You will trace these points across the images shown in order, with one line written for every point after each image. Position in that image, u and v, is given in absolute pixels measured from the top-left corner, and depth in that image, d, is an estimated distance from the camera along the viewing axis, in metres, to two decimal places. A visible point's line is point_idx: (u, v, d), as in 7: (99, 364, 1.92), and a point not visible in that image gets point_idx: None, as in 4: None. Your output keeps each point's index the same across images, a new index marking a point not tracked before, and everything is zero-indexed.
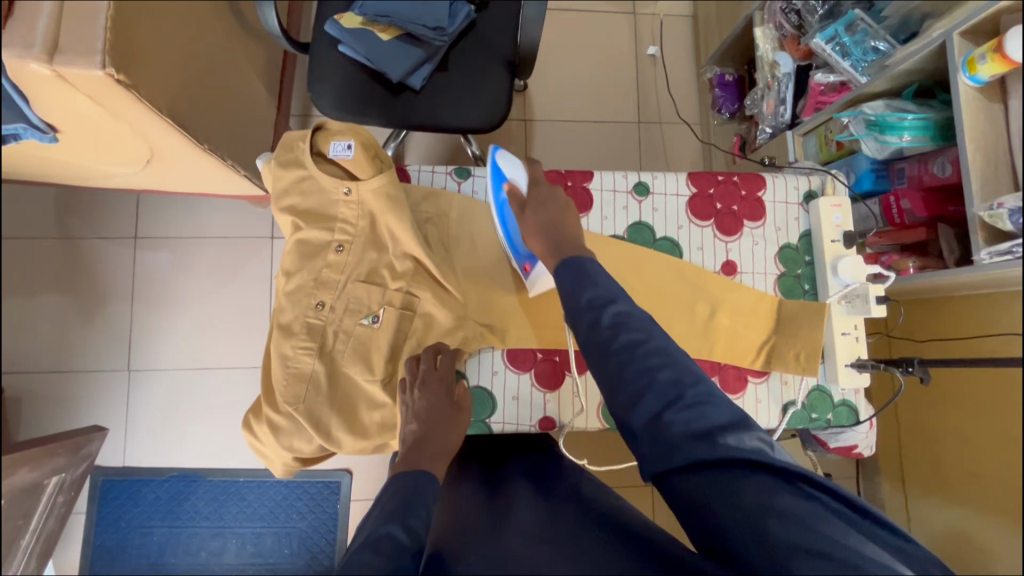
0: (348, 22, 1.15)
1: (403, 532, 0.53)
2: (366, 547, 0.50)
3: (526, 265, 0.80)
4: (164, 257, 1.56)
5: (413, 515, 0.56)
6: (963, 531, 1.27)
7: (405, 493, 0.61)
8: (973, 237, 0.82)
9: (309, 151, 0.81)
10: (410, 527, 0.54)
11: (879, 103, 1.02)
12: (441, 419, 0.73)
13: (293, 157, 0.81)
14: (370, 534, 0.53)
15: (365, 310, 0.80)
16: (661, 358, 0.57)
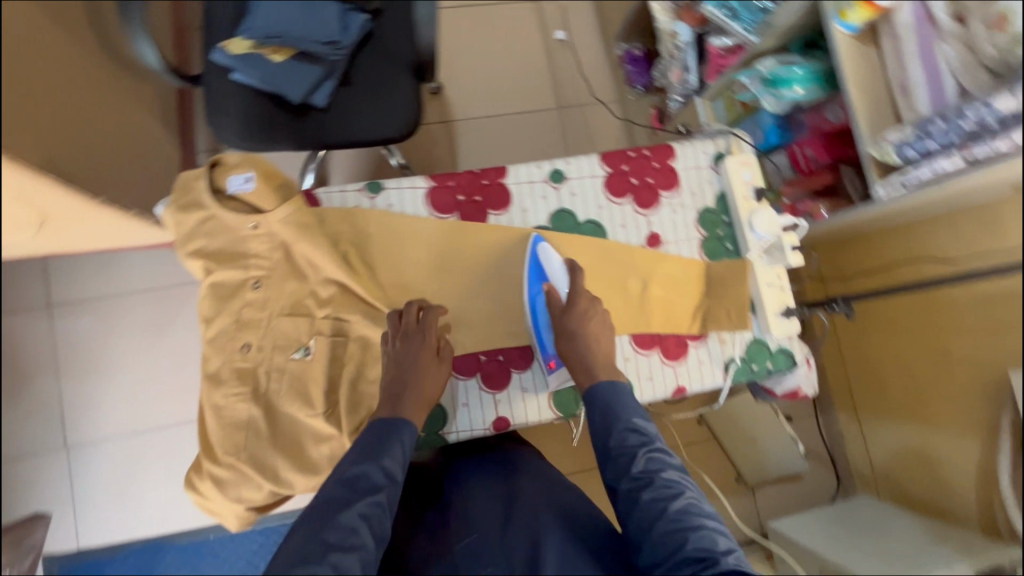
0: (236, 48, 1.10)
1: (375, 478, 0.60)
2: (340, 490, 0.59)
3: (550, 361, 0.80)
4: (86, 322, 1.46)
5: (385, 457, 0.63)
6: (915, 445, 1.37)
7: (382, 435, 0.65)
8: (868, 173, 0.87)
9: (208, 187, 0.76)
10: (383, 471, 0.61)
11: (771, 60, 1.07)
12: (423, 371, 0.71)
13: (191, 198, 0.77)
14: (348, 478, 0.60)
15: (295, 344, 0.77)
16: (687, 519, 0.59)
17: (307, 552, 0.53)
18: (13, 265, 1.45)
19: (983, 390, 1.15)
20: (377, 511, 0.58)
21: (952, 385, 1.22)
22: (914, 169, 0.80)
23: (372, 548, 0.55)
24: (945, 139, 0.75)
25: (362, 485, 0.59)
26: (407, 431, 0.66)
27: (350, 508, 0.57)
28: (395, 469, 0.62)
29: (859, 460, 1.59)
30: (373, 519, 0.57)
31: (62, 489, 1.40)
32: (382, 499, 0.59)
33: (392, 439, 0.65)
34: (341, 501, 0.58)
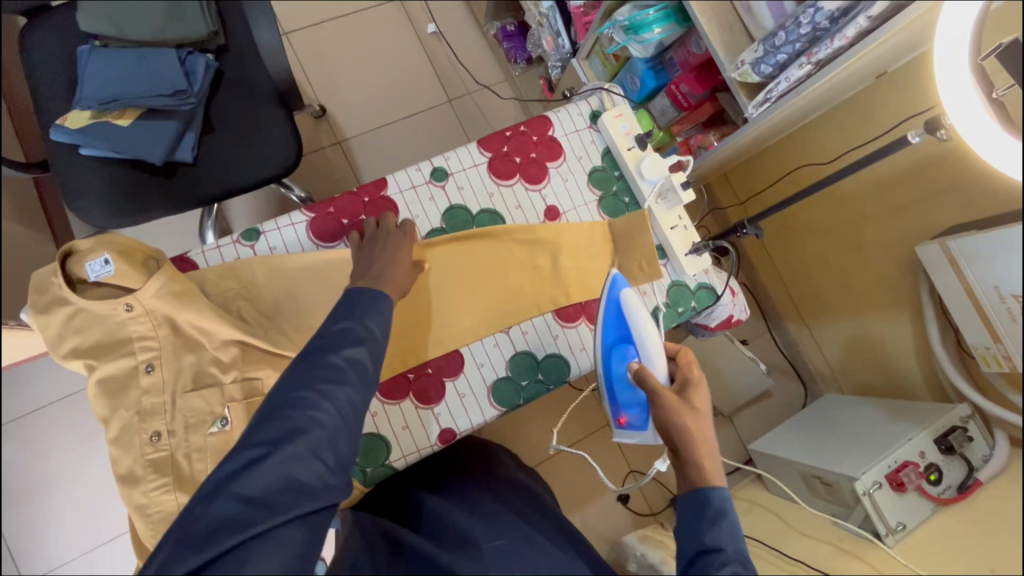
0: (74, 122, 1.01)
1: (354, 335, 0.60)
2: (323, 341, 0.59)
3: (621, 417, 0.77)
4: (7, 449, 1.35)
5: (363, 317, 0.62)
6: (859, 335, 1.44)
7: (360, 302, 0.64)
8: (738, 96, 0.89)
9: (64, 279, 0.69)
10: (366, 327, 0.62)
11: (627, 7, 1.05)
12: (399, 260, 0.72)
13: (48, 296, 0.69)
14: (332, 332, 0.60)
15: (210, 416, 0.73)
16: None
17: (294, 383, 0.55)
18: None
19: (901, 267, 1.22)
20: (363, 357, 0.59)
21: (875, 270, 1.28)
22: (773, 83, 0.82)
23: (359, 383, 0.58)
24: (791, 49, 0.77)
25: (346, 336, 0.60)
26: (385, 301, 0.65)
27: (334, 355, 0.58)
28: (376, 327, 0.62)
29: (817, 361, 1.66)
30: (358, 364, 0.59)
31: None
32: (366, 349, 0.60)
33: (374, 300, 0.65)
34: (325, 348, 0.58)
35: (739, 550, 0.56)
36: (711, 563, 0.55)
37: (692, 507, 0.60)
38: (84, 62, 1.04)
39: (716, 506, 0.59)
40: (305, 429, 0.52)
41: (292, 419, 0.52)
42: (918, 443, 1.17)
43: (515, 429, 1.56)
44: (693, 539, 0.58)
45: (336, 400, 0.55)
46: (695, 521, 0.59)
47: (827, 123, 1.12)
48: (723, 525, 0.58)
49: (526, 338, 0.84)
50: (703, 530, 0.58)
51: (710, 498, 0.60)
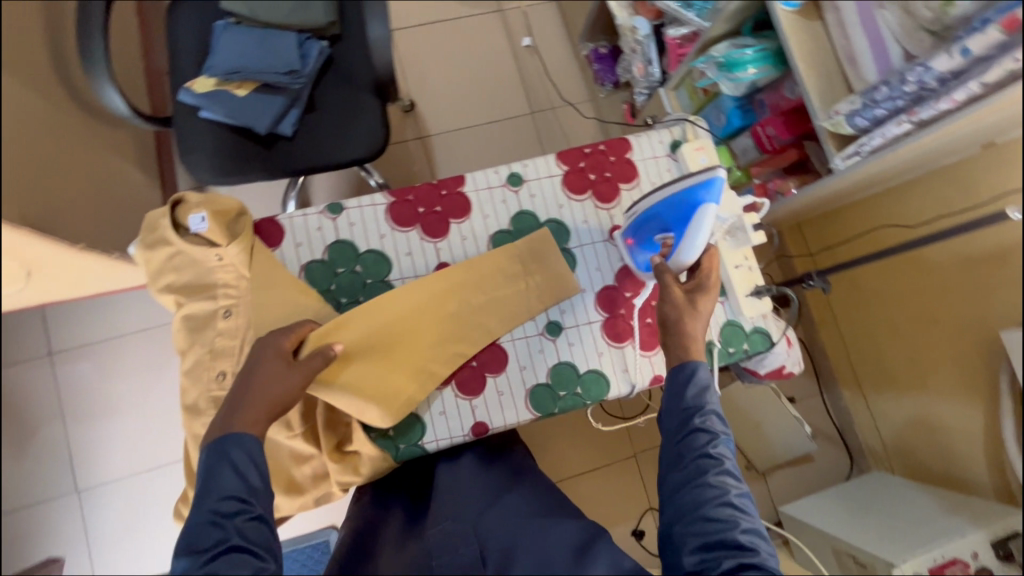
0: (200, 86, 1.13)
1: (220, 526, 0.55)
2: (188, 558, 0.54)
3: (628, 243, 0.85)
4: (88, 366, 1.51)
5: (217, 492, 0.57)
6: (921, 415, 1.34)
7: (222, 452, 0.59)
8: (826, 146, 0.88)
9: (171, 227, 0.78)
10: (233, 463, 0.59)
11: (724, 44, 1.07)
12: (266, 372, 0.66)
13: (156, 235, 0.78)
14: (190, 544, 0.55)
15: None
16: (713, 515, 0.58)
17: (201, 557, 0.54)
18: (12, 318, 1.50)
19: (979, 351, 1.12)
20: (235, 554, 0.54)
21: (949, 350, 1.19)
22: (867, 137, 0.80)
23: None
24: (892, 105, 0.75)
25: (206, 545, 0.54)
26: (242, 442, 0.60)
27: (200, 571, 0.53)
28: (242, 454, 0.60)
29: (871, 438, 1.57)
30: (234, 563, 0.54)
31: (76, 533, 1.45)
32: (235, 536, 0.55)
33: (225, 460, 0.59)
34: (194, 566, 0.54)
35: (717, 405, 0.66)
36: (690, 414, 0.66)
37: (677, 381, 0.69)
38: (218, 35, 1.16)
39: (698, 376, 0.68)
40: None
41: None
42: (971, 543, 1.09)
43: (540, 441, 1.56)
44: (675, 406, 0.67)
45: (249, 537, 0.56)
46: (676, 391, 0.68)
47: (919, 186, 1.07)
48: (703, 391, 0.67)
49: (571, 349, 0.85)
50: (684, 398, 0.67)
51: (689, 373, 0.68)
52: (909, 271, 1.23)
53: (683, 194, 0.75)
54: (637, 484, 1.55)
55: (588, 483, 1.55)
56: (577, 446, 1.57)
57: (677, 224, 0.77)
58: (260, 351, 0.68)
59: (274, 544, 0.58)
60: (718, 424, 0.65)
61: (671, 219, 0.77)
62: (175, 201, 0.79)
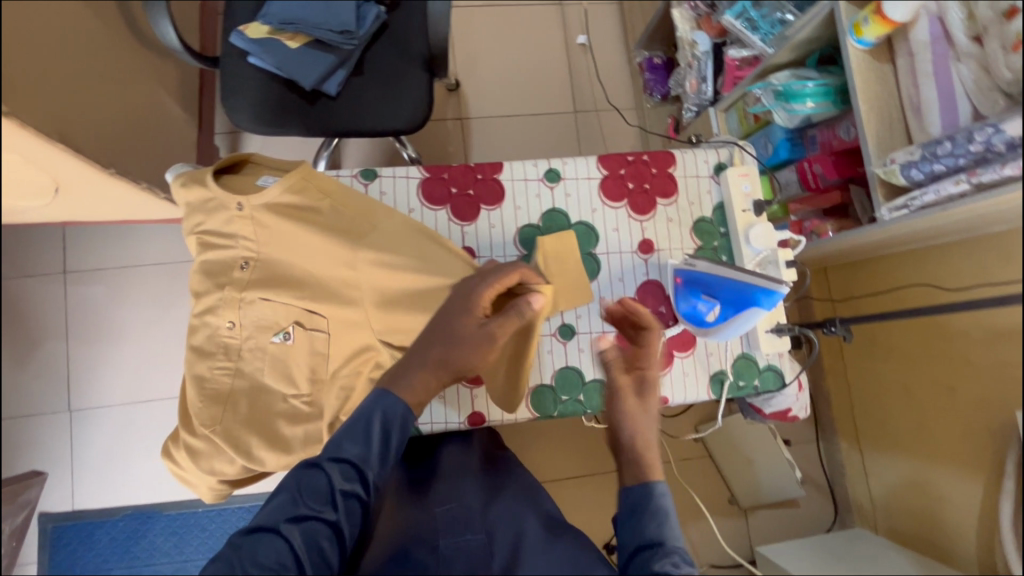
0: (254, 32, 1.12)
1: (332, 486, 0.59)
2: (291, 497, 0.58)
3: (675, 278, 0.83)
4: (99, 290, 1.53)
5: (345, 449, 0.61)
6: (912, 482, 1.30)
7: (374, 408, 0.63)
8: (874, 194, 0.86)
9: (213, 176, 0.77)
10: (373, 431, 0.62)
11: (785, 74, 1.05)
12: (456, 326, 0.68)
13: (198, 174, 0.77)
14: (297, 488, 0.59)
15: (275, 327, 0.79)
16: None
17: (297, 506, 0.58)
18: (32, 231, 1.52)
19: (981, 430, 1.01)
20: (326, 524, 0.58)
21: (953, 421, 1.09)
22: (919, 192, 0.78)
23: (312, 554, 0.56)
24: (953, 163, 0.73)
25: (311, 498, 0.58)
26: (393, 406, 0.64)
27: (293, 519, 0.57)
28: (387, 434, 0.62)
29: (861, 493, 1.56)
30: (314, 531, 0.57)
31: (61, 450, 1.48)
32: (337, 507, 0.59)
33: (368, 424, 0.63)
34: (290, 509, 0.57)
35: (675, 538, 0.57)
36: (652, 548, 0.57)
37: (631, 506, 0.61)
38: None
39: (662, 499, 0.61)
40: (309, 551, 0.56)
41: (295, 543, 0.56)
42: None
43: (529, 439, 1.56)
44: (632, 530, 0.60)
45: (339, 514, 0.59)
46: (635, 515, 0.61)
47: (932, 257, 0.98)
48: (662, 516, 0.59)
49: (580, 355, 0.84)
50: (645, 521, 0.60)
51: (652, 491, 0.61)
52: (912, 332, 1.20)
53: (751, 288, 0.75)
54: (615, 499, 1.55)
55: (569, 489, 1.54)
56: (562, 453, 1.56)
57: (729, 302, 0.78)
58: (463, 292, 0.70)
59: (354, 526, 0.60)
60: (680, 563, 0.56)
61: (723, 296, 0.79)
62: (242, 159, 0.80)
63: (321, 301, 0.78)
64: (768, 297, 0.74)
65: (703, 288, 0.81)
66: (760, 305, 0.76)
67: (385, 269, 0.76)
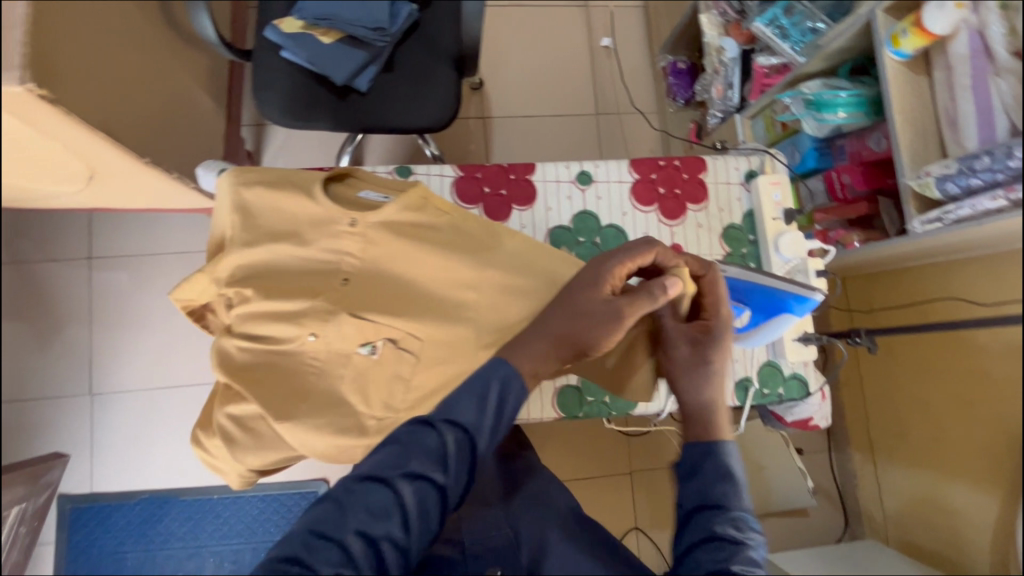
0: (288, 27, 1.13)
1: (445, 446, 0.57)
2: (403, 451, 0.57)
3: None
4: (122, 276, 1.56)
5: (460, 415, 0.58)
6: (927, 495, 1.30)
7: (495, 380, 0.60)
8: (906, 206, 0.86)
9: (254, 176, 0.79)
10: (488, 399, 0.59)
11: (817, 82, 1.05)
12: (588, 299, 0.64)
13: (244, 178, 0.80)
14: (409, 442, 0.57)
15: (361, 340, 0.76)
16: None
17: (407, 461, 0.56)
18: (59, 215, 1.54)
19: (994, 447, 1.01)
20: (436, 485, 0.56)
21: (970, 437, 1.08)
22: (953, 206, 0.78)
23: (419, 513, 0.55)
24: (992, 177, 0.73)
25: (423, 456, 0.56)
26: (515, 384, 0.61)
27: (405, 474, 0.55)
28: (504, 404, 0.59)
29: (873, 506, 1.56)
30: (422, 490, 0.55)
31: (81, 433, 1.50)
32: (450, 473, 0.57)
33: (486, 389, 0.60)
34: (401, 464, 0.56)
35: (741, 505, 0.59)
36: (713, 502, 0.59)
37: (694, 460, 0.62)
38: None
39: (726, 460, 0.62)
40: (413, 510, 0.55)
41: (404, 499, 0.54)
42: None
43: (542, 439, 1.57)
44: (694, 486, 0.61)
45: (447, 476, 0.57)
46: (697, 470, 0.62)
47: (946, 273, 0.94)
48: (724, 473, 0.61)
49: None
50: (706, 477, 0.61)
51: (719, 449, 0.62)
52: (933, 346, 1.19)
53: (783, 295, 0.73)
54: (626, 501, 1.56)
55: (580, 490, 1.55)
56: (574, 453, 1.57)
57: (760, 307, 0.77)
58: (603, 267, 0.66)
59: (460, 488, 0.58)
60: (741, 527, 0.58)
61: (753, 303, 0.77)
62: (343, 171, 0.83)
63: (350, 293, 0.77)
64: (804, 303, 0.73)
65: (732, 294, 0.78)
66: (793, 312, 0.75)
67: (419, 267, 0.77)
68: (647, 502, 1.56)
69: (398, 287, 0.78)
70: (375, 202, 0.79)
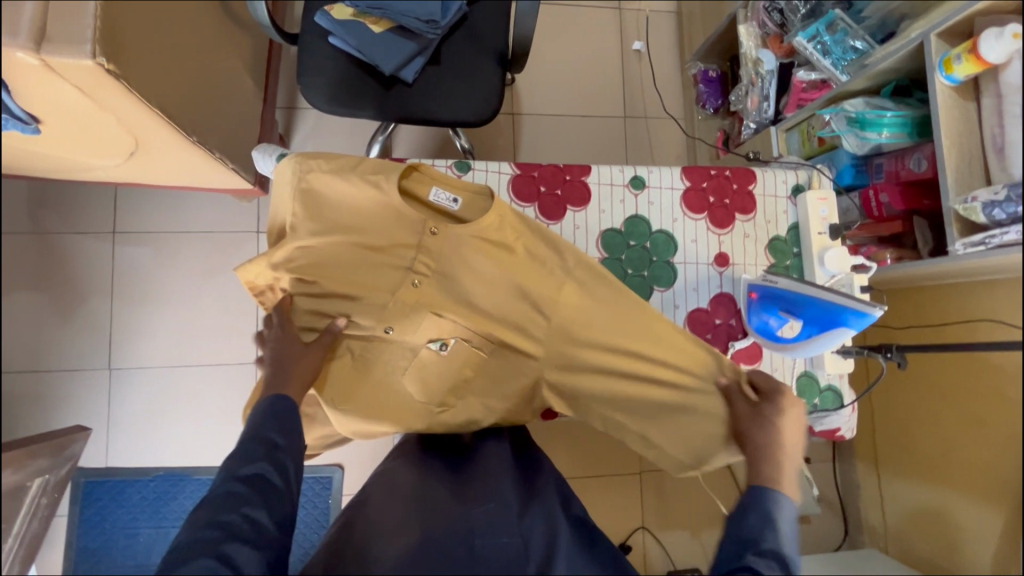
0: (338, 13, 1.14)
1: (263, 450, 0.66)
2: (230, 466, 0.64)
3: (750, 292, 0.85)
4: (145, 251, 1.55)
5: (271, 428, 0.69)
6: (932, 509, 1.34)
7: (280, 409, 0.72)
8: (950, 228, 0.88)
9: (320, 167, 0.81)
10: (281, 418, 0.71)
11: (859, 101, 1.07)
12: (290, 353, 0.79)
13: (308, 164, 0.81)
14: (241, 451, 0.66)
15: (433, 336, 0.84)
16: None
17: (241, 464, 0.64)
18: (83, 186, 1.53)
19: (997, 464, 1.05)
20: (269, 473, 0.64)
21: (977, 454, 1.13)
22: (999, 230, 0.80)
23: (266, 498, 0.62)
24: None
25: (246, 461, 0.65)
26: (284, 400, 0.73)
27: (236, 475, 0.63)
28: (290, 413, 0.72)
29: (874, 516, 1.60)
30: (257, 481, 0.63)
31: (98, 407, 1.49)
32: (274, 461, 0.66)
33: (282, 411, 0.72)
34: (230, 470, 0.64)
35: (776, 544, 0.63)
36: (751, 544, 0.63)
37: (751, 505, 0.67)
38: None
39: (768, 506, 0.66)
40: (257, 497, 0.62)
41: (245, 489, 0.62)
42: None
43: (557, 437, 1.58)
44: (736, 527, 0.66)
45: (275, 471, 0.65)
46: (741, 511, 0.67)
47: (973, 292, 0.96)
48: (763, 517, 0.65)
49: None
50: (745, 520, 0.66)
51: (769, 497, 0.67)
52: (948, 364, 1.23)
53: (835, 307, 0.75)
54: (635, 501, 1.58)
55: (592, 488, 1.57)
56: (587, 452, 1.59)
57: (808, 319, 0.79)
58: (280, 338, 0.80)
59: (289, 476, 0.67)
60: (772, 567, 0.61)
61: (804, 315, 0.80)
62: (411, 165, 0.81)
63: (420, 293, 0.83)
64: (857, 317, 0.74)
65: (779, 303, 0.81)
66: (848, 326, 0.76)
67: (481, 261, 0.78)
68: (655, 502, 1.59)
69: (460, 276, 0.83)
70: (445, 207, 0.81)
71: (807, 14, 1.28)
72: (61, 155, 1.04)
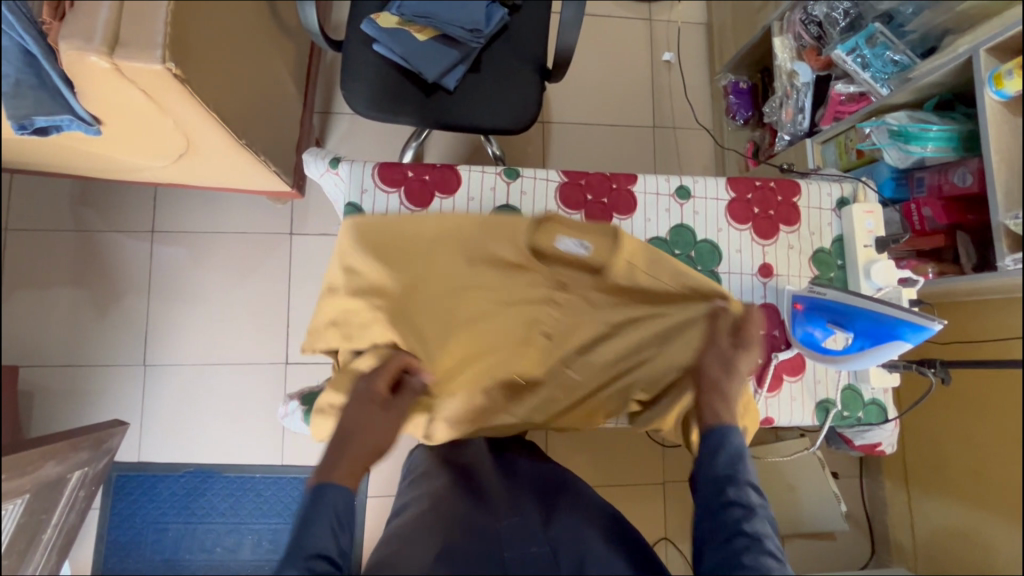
0: (384, 21, 1.16)
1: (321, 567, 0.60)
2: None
3: (795, 304, 0.87)
4: (181, 251, 1.58)
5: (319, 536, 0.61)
6: (964, 529, 1.31)
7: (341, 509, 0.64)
8: (998, 244, 0.88)
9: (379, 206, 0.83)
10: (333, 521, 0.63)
11: (902, 114, 1.07)
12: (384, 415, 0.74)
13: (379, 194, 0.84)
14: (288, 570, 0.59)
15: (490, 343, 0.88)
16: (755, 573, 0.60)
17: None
18: (124, 186, 1.56)
19: None
20: None
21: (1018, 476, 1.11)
22: None
23: None
24: None
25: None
26: (337, 494, 0.64)
27: None
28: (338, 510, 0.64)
29: (902, 534, 1.58)
30: None
31: (132, 403, 1.52)
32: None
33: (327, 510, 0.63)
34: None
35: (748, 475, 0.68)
36: (733, 481, 0.68)
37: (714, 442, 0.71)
38: None
39: (728, 443, 0.71)
40: None
41: None
42: None
43: (582, 444, 1.58)
44: (706, 459, 0.71)
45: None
46: (707, 449, 0.71)
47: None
48: (731, 453, 0.70)
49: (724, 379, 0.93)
50: (716, 457, 0.70)
51: (724, 433, 0.72)
52: (987, 382, 1.20)
53: (890, 320, 0.77)
54: (659, 512, 1.57)
55: (616, 496, 1.56)
56: (612, 461, 1.58)
57: (860, 331, 0.81)
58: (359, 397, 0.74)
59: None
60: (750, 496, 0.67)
61: (855, 327, 0.81)
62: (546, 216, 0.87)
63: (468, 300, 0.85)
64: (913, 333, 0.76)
65: (831, 314, 0.83)
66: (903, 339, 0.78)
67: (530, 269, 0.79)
68: (679, 513, 1.58)
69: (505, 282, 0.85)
70: (574, 254, 0.87)
71: (847, 27, 1.27)
72: (112, 156, 1.06)
